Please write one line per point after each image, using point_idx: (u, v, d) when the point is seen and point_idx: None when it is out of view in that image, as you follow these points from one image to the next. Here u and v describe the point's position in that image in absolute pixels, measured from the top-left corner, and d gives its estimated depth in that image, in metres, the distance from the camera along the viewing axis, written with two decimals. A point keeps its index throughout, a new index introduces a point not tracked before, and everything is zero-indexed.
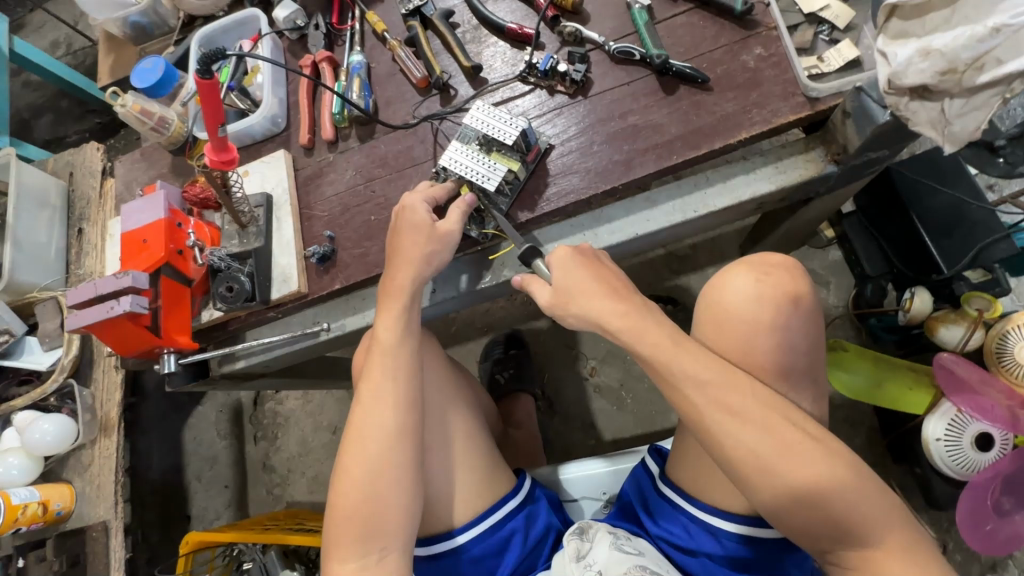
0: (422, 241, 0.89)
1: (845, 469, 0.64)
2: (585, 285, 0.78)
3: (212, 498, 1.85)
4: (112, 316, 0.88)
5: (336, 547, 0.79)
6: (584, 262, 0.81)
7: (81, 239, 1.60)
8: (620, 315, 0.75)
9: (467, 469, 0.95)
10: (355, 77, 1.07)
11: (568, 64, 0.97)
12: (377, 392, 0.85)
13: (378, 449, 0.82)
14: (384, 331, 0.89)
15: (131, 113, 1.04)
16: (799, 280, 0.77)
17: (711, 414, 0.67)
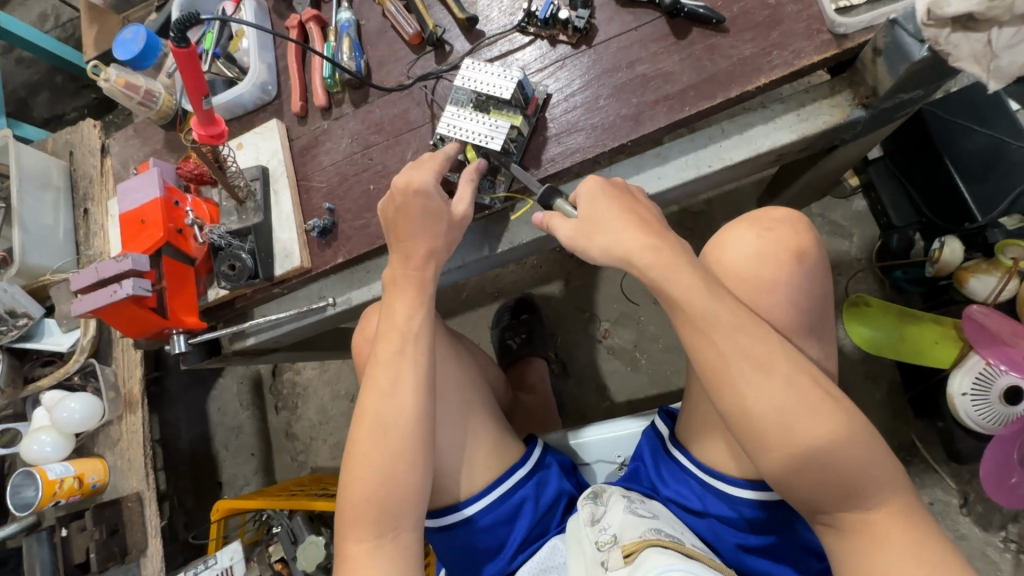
0: (429, 215, 0.86)
1: (856, 429, 0.61)
2: (611, 219, 0.73)
3: (241, 465, 1.92)
4: (116, 300, 0.86)
5: (353, 527, 0.81)
6: (609, 196, 0.75)
7: (87, 219, 1.59)
8: (656, 252, 0.69)
9: (479, 445, 0.96)
10: (344, 36, 1.01)
11: (569, 10, 0.89)
12: (393, 376, 0.84)
13: (397, 434, 0.82)
14: (397, 313, 0.87)
15: (115, 87, 0.99)
16: (802, 234, 0.73)
17: (736, 361, 0.63)
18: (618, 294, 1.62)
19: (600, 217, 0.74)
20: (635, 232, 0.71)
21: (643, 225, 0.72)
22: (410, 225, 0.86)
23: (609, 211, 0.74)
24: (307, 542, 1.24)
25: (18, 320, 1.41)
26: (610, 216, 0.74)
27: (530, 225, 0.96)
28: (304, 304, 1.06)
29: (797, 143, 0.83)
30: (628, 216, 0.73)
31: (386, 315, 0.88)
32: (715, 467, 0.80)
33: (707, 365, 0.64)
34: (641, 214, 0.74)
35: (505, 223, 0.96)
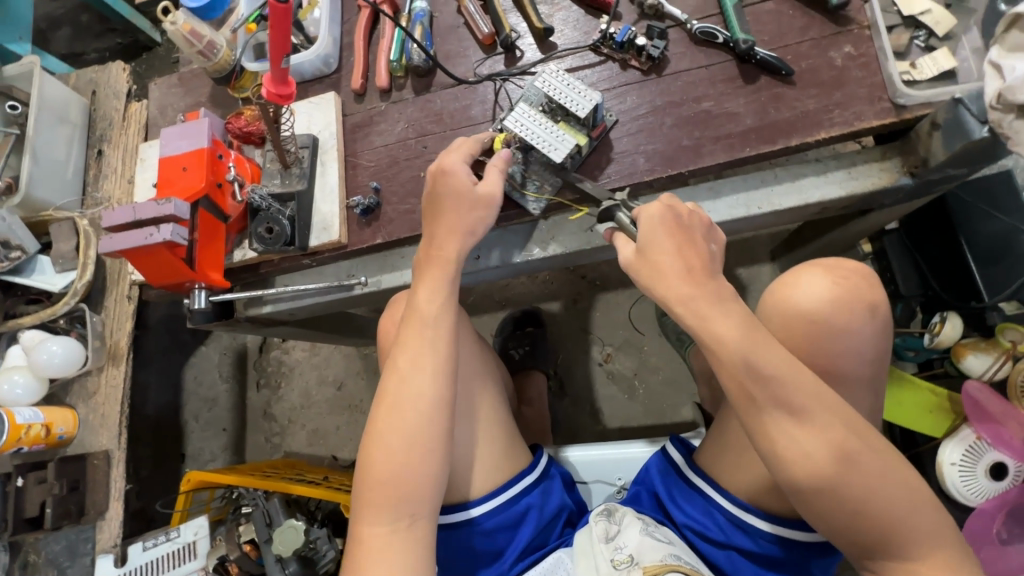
0: (461, 202, 0.88)
1: (892, 469, 0.63)
2: (667, 256, 0.72)
3: (209, 439, 1.84)
4: (150, 244, 0.82)
5: (367, 509, 0.78)
6: (669, 229, 0.73)
7: (100, 161, 1.54)
8: (698, 302, 0.69)
9: (493, 441, 0.96)
10: (418, 24, 1.03)
11: (645, 38, 0.92)
12: (420, 358, 0.82)
13: (416, 416, 0.80)
14: (429, 296, 0.86)
15: (180, 32, 0.97)
16: (876, 290, 0.76)
17: (768, 410, 0.64)
18: (623, 320, 1.64)
19: (657, 258, 0.72)
20: (678, 280, 0.70)
21: (689, 273, 0.71)
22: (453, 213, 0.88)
23: (670, 242, 0.72)
24: (286, 524, 1.15)
25: (11, 252, 1.33)
26: (666, 248, 0.72)
27: (574, 235, 0.97)
28: (332, 280, 1.04)
29: (845, 199, 0.87)
30: (684, 257, 0.72)
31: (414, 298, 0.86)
32: (746, 500, 0.81)
33: (740, 406, 0.66)
34: (692, 254, 0.72)
35: (548, 230, 0.99)
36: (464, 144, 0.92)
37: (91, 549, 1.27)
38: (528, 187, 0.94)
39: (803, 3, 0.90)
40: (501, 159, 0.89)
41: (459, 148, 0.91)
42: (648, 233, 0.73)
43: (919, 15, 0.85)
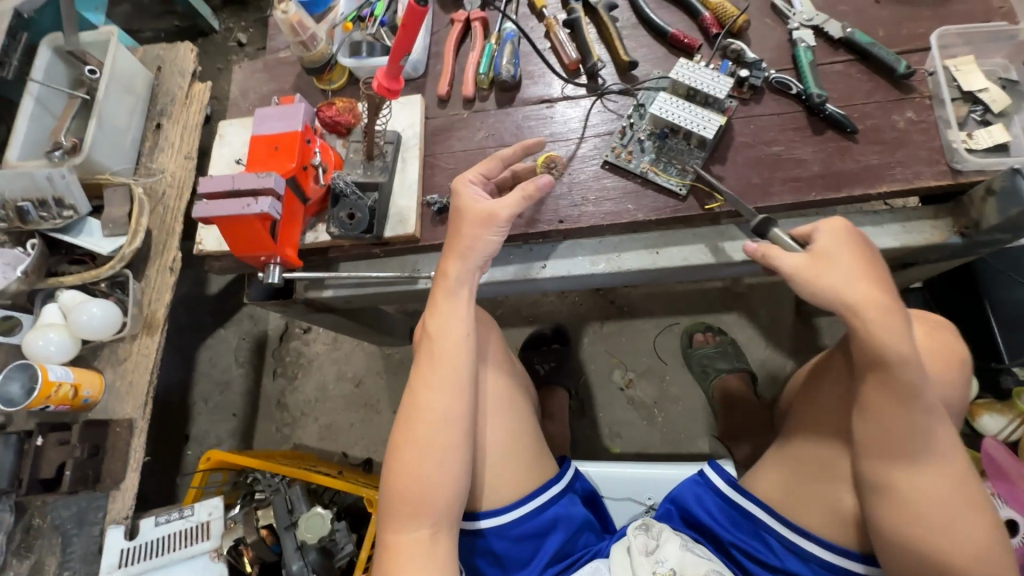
0: (479, 222, 0.83)
1: (991, 522, 0.70)
2: (855, 268, 0.75)
3: (216, 423, 1.81)
4: (247, 214, 0.84)
5: (391, 517, 0.77)
6: (852, 249, 0.76)
7: (158, 134, 1.57)
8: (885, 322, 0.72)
9: (517, 451, 0.94)
10: (508, 43, 1.09)
11: (745, 70, 1.00)
12: (440, 377, 0.78)
13: (432, 428, 0.77)
14: (449, 314, 0.81)
15: (288, 21, 1.03)
16: (962, 345, 0.82)
17: (924, 446, 0.71)
18: (647, 348, 1.68)
19: (842, 265, 0.74)
20: (873, 287, 0.73)
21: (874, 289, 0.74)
22: (463, 236, 0.84)
23: (858, 261, 0.75)
24: (315, 512, 1.17)
25: (63, 211, 1.34)
26: (853, 263, 0.75)
27: (640, 255, 1.00)
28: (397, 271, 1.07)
29: (898, 250, 0.93)
30: (869, 279, 0.75)
31: (431, 314, 0.82)
32: (805, 527, 0.84)
33: (893, 432, 0.71)
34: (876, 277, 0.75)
35: (615, 246, 1.02)
36: (494, 164, 0.91)
37: (101, 519, 1.24)
38: (657, 168, 0.99)
39: (870, 69, 0.99)
40: (527, 185, 0.84)
41: (491, 168, 0.91)
42: (830, 245, 0.76)
43: (977, 92, 0.92)
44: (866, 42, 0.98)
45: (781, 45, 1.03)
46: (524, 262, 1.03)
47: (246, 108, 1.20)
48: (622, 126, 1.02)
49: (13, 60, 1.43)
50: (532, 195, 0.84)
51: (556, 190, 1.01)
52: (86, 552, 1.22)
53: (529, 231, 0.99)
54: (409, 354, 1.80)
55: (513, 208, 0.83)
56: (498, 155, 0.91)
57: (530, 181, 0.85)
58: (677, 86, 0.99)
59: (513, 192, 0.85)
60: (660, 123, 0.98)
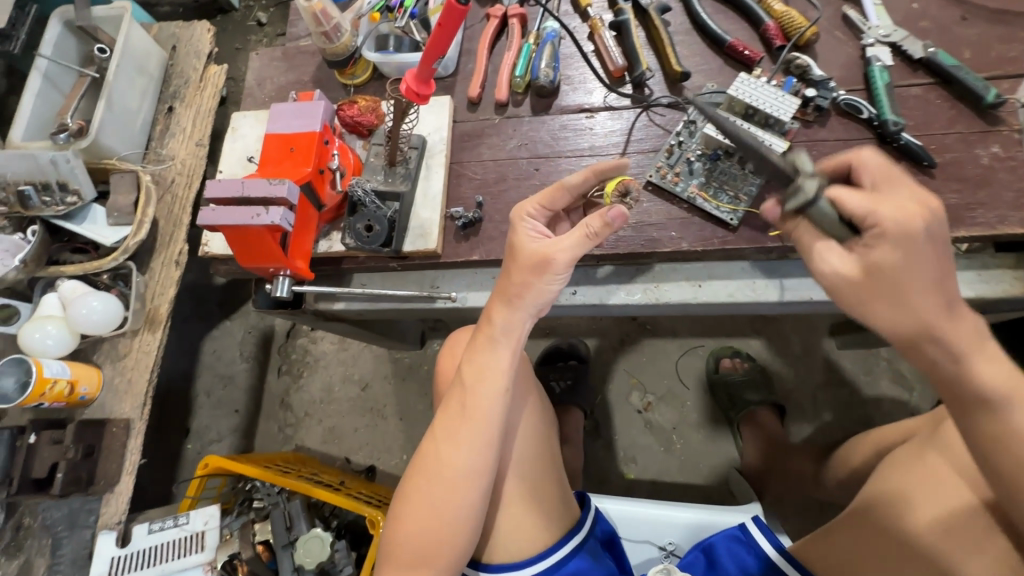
0: (533, 269, 0.70)
1: None
2: (921, 272, 0.54)
3: (218, 419, 1.75)
4: (255, 226, 0.77)
5: (391, 562, 0.71)
6: (924, 246, 0.54)
7: (169, 117, 1.49)
8: (960, 349, 0.56)
9: (537, 505, 0.86)
10: (548, 45, 1.00)
11: (812, 89, 0.90)
12: (467, 431, 0.70)
13: (451, 482, 0.70)
14: (487, 363, 0.72)
15: (311, 11, 0.94)
16: None
17: None
18: (670, 371, 1.59)
19: (909, 273, 0.55)
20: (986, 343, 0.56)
21: (945, 295, 0.55)
22: (511, 281, 0.72)
23: (932, 259, 0.55)
24: (312, 533, 1.12)
25: (66, 197, 1.27)
26: (923, 265, 0.55)
27: (681, 287, 0.92)
28: (414, 288, 0.99)
29: (971, 301, 0.84)
30: (939, 279, 0.55)
31: (469, 359, 0.73)
32: None
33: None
34: (950, 277, 0.56)
35: (654, 276, 0.93)
36: (560, 195, 0.75)
37: (93, 523, 1.18)
38: (705, 193, 0.90)
39: (952, 95, 0.89)
40: (590, 220, 0.67)
41: (556, 198, 0.75)
42: (890, 245, 0.55)
43: None
44: (951, 65, 0.88)
45: (852, 63, 0.93)
46: None
47: (262, 100, 1.12)
48: (670, 144, 0.93)
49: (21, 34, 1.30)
50: (597, 234, 0.67)
51: None
52: (75, 556, 1.17)
53: None
54: (419, 360, 1.74)
55: (573, 252, 0.69)
56: (563, 183, 0.74)
57: (593, 215, 0.66)
58: (733, 102, 0.89)
59: (575, 227, 0.69)
60: (713, 144, 0.89)
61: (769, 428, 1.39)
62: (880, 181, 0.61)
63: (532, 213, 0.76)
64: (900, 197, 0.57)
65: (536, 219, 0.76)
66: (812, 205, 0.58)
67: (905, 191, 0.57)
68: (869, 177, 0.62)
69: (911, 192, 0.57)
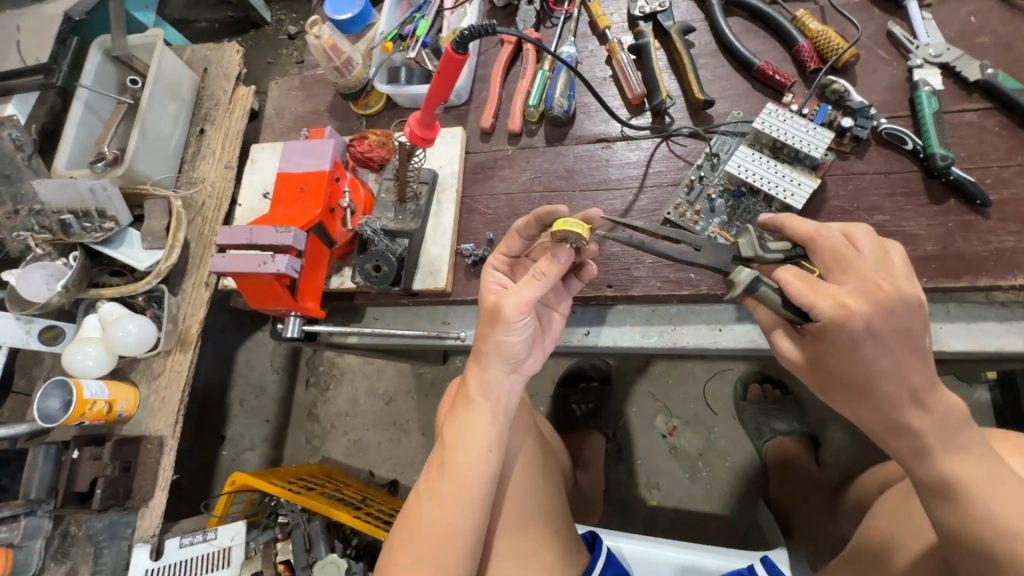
0: (489, 322, 0.72)
1: None
2: (867, 366, 0.57)
3: (250, 427, 1.80)
4: (262, 273, 0.80)
5: None
6: (867, 344, 0.56)
7: (200, 140, 1.50)
8: (921, 437, 0.58)
9: (537, 562, 0.83)
10: (564, 72, 0.96)
11: (848, 117, 0.83)
12: (449, 492, 0.71)
13: (435, 544, 0.70)
14: (467, 424, 0.73)
15: (321, 47, 0.95)
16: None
17: None
18: (697, 395, 1.52)
19: (856, 366, 0.57)
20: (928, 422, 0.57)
21: (907, 380, 0.57)
22: (482, 341, 0.73)
23: (881, 352, 0.56)
24: (327, 560, 1.14)
25: (104, 222, 1.29)
26: (872, 360, 0.57)
27: (699, 330, 0.88)
28: (426, 324, 0.98)
29: None
30: (894, 365, 0.57)
31: (452, 419, 0.74)
32: None
33: None
34: (913, 366, 0.57)
35: (671, 318, 0.89)
36: (513, 240, 0.78)
37: (130, 535, 1.25)
38: (726, 232, 0.85)
39: (1011, 121, 0.80)
40: (535, 265, 0.71)
41: (511, 244, 0.79)
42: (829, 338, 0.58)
43: None
44: (1014, 88, 0.79)
45: (895, 87, 0.85)
46: (565, 326, 0.92)
47: (281, 130, 1.13)
48: (690, 179, 0.88)
49: (63, 66, 1.36)
50: (547, 274, 0.70)
51: (606, 250, 0.90)
52: (114, 566, 1.23)
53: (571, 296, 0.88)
54: (442, 374, 1.75)
55: (521, 295, 0.70)
56: (514, 231, 0.77)
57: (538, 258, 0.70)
58: (759, 136, 0.84)
59: (526, 275, 0.72)
60: (735, 181, 0.83)
61: (803, 461, 1.31)
62: (831, 266, 0.62)
63: (501, 268, 0.81)
64: (842, 288, 0.59)
65: (500, 269, 0.81)
66: (756, 294, 0.64)
67: (863, 276, 0.59)
68: (823, 262, 0.63)
69: (859, 282, 0.59)
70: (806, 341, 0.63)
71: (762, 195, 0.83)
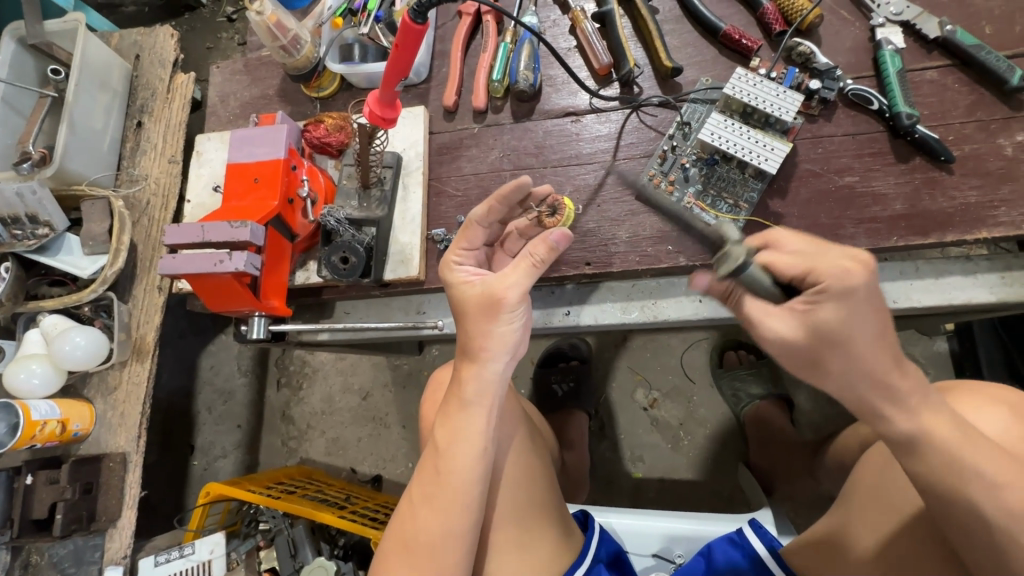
0: (486, 314, 0.68)
1: None
2: (862, 329, 0.56)
3: (221, 434, 1.72)
4: (219, 273, 0.75)
5: None
6: (865, 303, 0.56)
7: (139, 134, 1.36)
8: (903, 400, 0.58)
9: (533, 552, 0.83)
10: (526, 44, 0.92)
11: (816, 80, 0.82)
12: (442, 498, 0.69)
13: (428, 550, 0.68)
14: (462, 427, 0.70)
15: (264, 23, 0.88)
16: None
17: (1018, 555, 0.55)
18: (674, 366, 1.53)
19: (855, 332, 0.56)
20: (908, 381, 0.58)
21: (886, 342, 0.57)
22: (467, 333, 0.70)
23: (873, 314, 0.57)
24: (316, 563, 1.12)
25: (37, 228, 1.15)
26: (862, 325, 0.56)
27: (679, 303, 0.87)
28: (400, 315, 0.94)
29: (996, 305, 0.80)
30: (880, 333, 0.57)
31: (442, 423, 0.71)
32: None
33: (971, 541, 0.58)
34: (889, 328, 0.58)
35: (651, 292, 0.88)
36: (475, 231, 0.74)
37: (100, 558, 1.16)
38: (702, 202, 0.84)
39: (970, 77, 0.81)
40: (534, 248, 0.66)
41: (473, 238, 0.75)
42: (834, 299, 0.56)
43: None
44: (970, 43, 0.80)
45: (859, 47, 0.85)
46: (545, 307, 0.91)
47: (228, 118, 1.05)
48: (662, 149, 0.87)
49: None
50: (543, 261, 0.66)
51: (581, 227, 0.87)
52: None
53: (547, 275, 0.86)
54: (419, 365, 1.71)
55: (519, 284, 0.67)
56: (472, 221, 0.74)
57: (535, 241, 0.66)
58: (729, 102, 0.83)
59: (518, 259, 0.68)
60: (709, 149, 0.82)
61: (779, 423, 1.34)
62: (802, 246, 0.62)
63: (464, 258, 0.76)
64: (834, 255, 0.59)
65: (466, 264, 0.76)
66: (746, 275, 0.58)
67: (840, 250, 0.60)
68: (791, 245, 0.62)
69: (842, 250, 0.59)
70: (801, 315, 0.58)
71: (736, 162, 0.82)
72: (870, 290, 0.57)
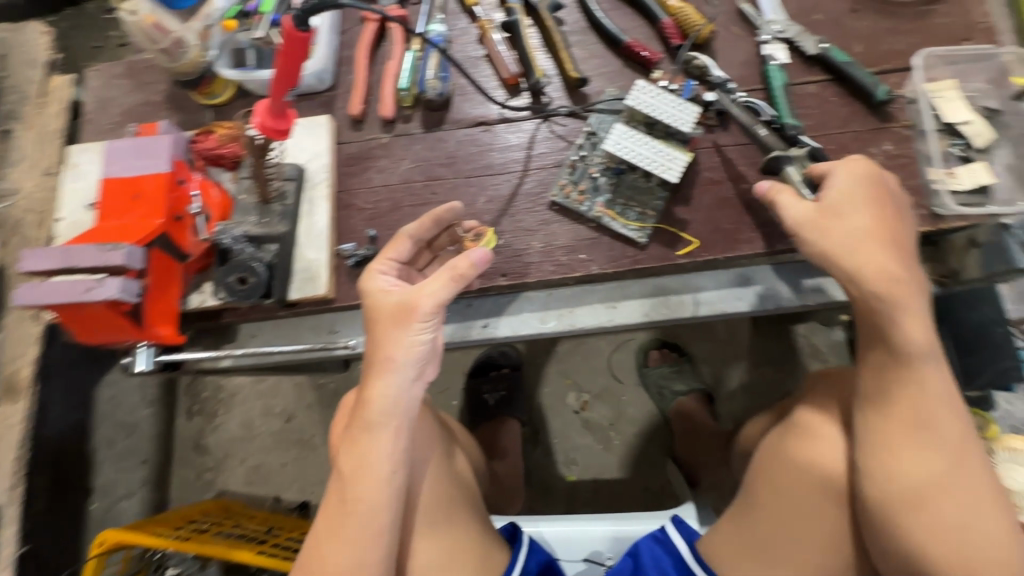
0: (396, 322, 0.67)
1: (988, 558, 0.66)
2: (866, 217, 0.68)
3: (124, 471, 1.56)
4: (89, 301, 0.68)
5: None
6: (882, 199, 0.69)
7: (6, 143, 1.20)
8: (910, 302, 0.66)
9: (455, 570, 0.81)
10: (434, 53, 0.90)
11: (711, 92, 0.86)
12: (349, 529, 0.65)
13: None
14: (368, 452, 0.66)
15: (141, 25, 0.83)
16: None
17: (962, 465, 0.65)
18: (603, 368, 1.56)
19: (858, 215, 0.68)
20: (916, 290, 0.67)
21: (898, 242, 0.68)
22: (376, 340, 0.68)
23: (884, 211, 0.69)
24: None
25: None
26: (873, 214, 0.68)
27: (594, 309, 0.87)
28: (310, 335, 0.88)
29: None
30: (891, 230, 0.68)
31: (345, 449, 0.68)
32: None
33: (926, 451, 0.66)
34: (901, 233, 0.69)
35: (567, 300, 0.88)
36: (402, 242, 0.75)
37: None
38: (612, 211, 0.85)
39: (846, 91, 0.88)
40: (457, 261, 0.67)
41: (400, 249, 0.75)
42: (846, 185, 0.69)
43: (960, 124, 0.82)
44: (843, 60, 0.87)
45: (749, 61, 0.91)
46: (462, 320, 0.89)
47: (108, 126, 0.96)
48: (572, 159, 0.87)
49: None
50: (464, 276, 0.67)
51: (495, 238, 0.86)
52: None
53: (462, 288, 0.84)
54: (345, 383, 1.63)
55: (435, 296, 0.66)
56: (403, 233, 0.75)
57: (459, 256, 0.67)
58: (632, 113, 0.85)
59: (439, 271, 0.68)
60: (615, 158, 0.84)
61: (701, 417, 1.40)
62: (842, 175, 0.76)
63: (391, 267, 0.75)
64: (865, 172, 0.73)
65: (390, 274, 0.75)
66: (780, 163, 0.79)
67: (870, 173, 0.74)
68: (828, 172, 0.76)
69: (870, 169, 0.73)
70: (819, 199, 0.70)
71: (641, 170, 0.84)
72: (875, 191, 0.70)
